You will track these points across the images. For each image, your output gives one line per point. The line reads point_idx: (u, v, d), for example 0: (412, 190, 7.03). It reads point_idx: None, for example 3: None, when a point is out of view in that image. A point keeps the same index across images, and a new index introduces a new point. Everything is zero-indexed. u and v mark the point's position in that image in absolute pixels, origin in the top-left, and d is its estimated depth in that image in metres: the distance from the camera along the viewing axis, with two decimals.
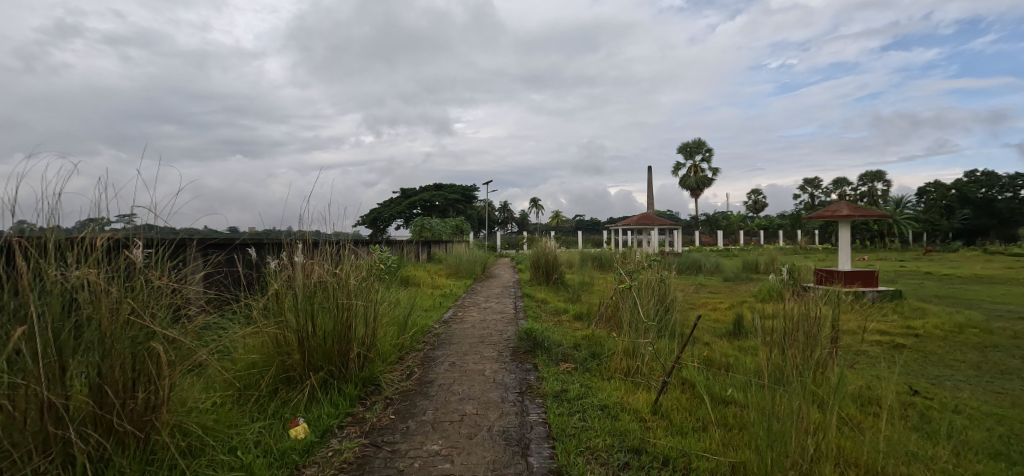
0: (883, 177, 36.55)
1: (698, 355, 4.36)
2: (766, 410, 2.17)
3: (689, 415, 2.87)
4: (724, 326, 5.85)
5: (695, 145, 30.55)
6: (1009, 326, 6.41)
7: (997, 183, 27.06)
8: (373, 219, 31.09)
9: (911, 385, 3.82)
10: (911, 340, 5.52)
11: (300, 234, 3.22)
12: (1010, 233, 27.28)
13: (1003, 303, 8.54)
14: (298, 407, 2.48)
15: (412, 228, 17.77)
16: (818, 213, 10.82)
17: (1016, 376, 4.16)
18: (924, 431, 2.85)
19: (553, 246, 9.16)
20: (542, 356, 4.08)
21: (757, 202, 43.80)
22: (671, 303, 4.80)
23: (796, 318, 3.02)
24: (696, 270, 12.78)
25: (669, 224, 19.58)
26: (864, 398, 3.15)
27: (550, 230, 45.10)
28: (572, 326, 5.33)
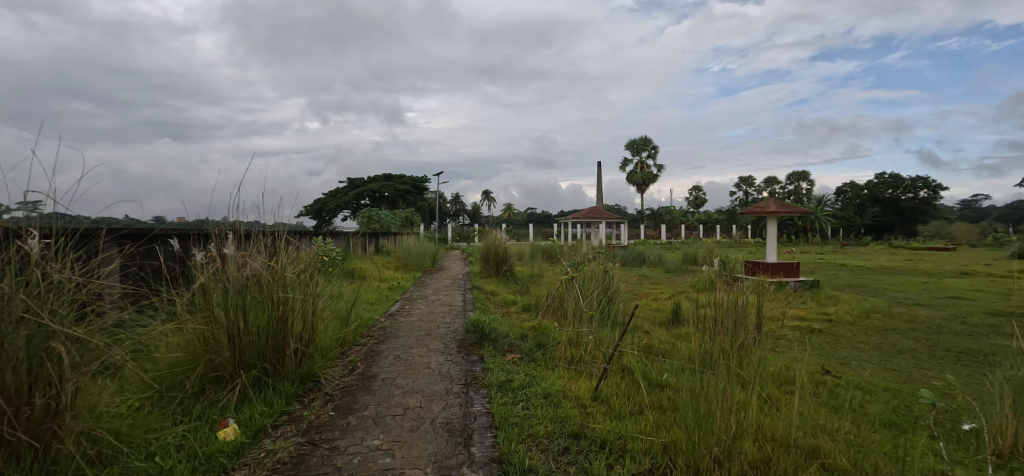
0: (807, 177, 39.51)
1: (637, 343, 4.55)
2: (695, 394, 2.31)
3: (627, 400, 2.99)
4: (663, 315, 6.13)
5: (643, 142, 31.44)
6: (907, 311, 7.16)
7: (902, 184, 29.96)
8: (318, 210, 29.90)
9: (823, 365, 4.19)
10: (825, 324, 6.06)
11: (231, 225, 3.02)
12: (910, 230, 30.38)
13: (903, 291, 9.49)
14: (227, 409, 2.33)
15: (360, 219, 17.16)
16: (751, 209, 11.51)
17: (909, 354, 4.67)
18: (831, 406, 3.15)
19: (503, 239, 9.20)
20: (489, 347, 4.10)
21: (697, 198, 46.04)
22: (615, 293, 4.97)
23: (727, 306, 3.24)
24: (640, 262, 13.29)
25: (617, 218, 20.17)
26: (783, 378, 3.41)
27: (501, 223, 45.16)
28: (520, 318, 5.39)
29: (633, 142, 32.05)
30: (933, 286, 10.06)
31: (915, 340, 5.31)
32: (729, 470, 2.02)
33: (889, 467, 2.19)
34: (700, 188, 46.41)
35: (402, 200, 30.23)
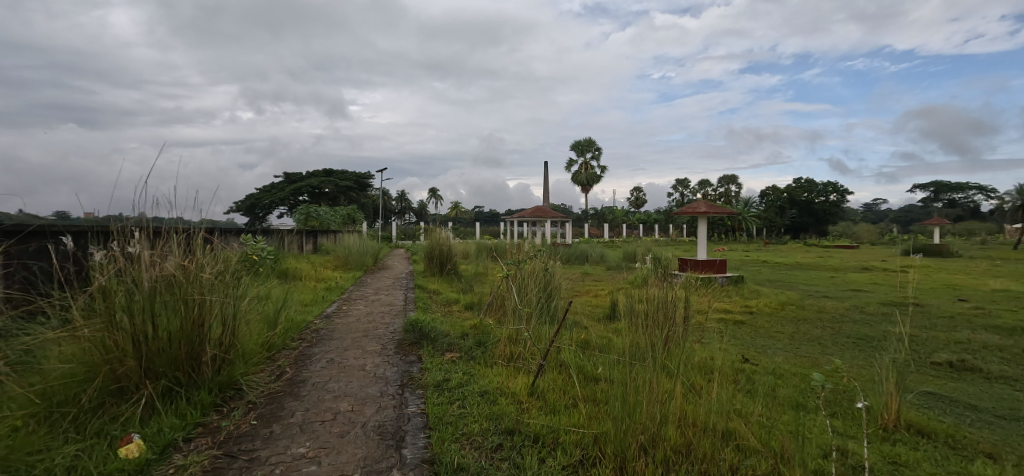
0: (734, 179, 42.26)
1: (575, 339, 4.66)
2: (626, 387, 2.44)
3: (562, 393, 3.06)
4: (602, 310, 6.31)
5: (587, 143, 32.23)
6: (817, 303, 7.85)
7: (815, 188, 32.83)
8: (250, 206, 28.12)
9: (743, 354, 4.50)
10: (747, 316, 6.52)
11: (137, 221, 2.74)
12: (821, 230, 33.36)
13: (815, 285, 10.39)
14: (130, 423, 2.12)
15: (296, 215, 16.29)
16: (685, 209, 12.12)
17: (817, 342, 5.13)
18: (747, 392, 3.39)
19: (447, 237, 9.09)
20: (428, 347, 4.03)
21: (635, 198, 47.92)
22: (554, 290, 5.05)
23: (657, 301, 3.40)
24: (583, 260, 13.62)
25: (562, 217, 20.52)
26: (706, 367, 3.63)
27: (446, 221, 44.63)
28: (462, 316, 5.34)
29: (577, 144, 32.76)
30: (839, 280, 11.10)
31: (823, 328, 5.84)
32: (653, 456, 2.15)
33: (795, 446, 2.40)
34: (639, 188, 48.32)
35: (343, 196, 29.07)
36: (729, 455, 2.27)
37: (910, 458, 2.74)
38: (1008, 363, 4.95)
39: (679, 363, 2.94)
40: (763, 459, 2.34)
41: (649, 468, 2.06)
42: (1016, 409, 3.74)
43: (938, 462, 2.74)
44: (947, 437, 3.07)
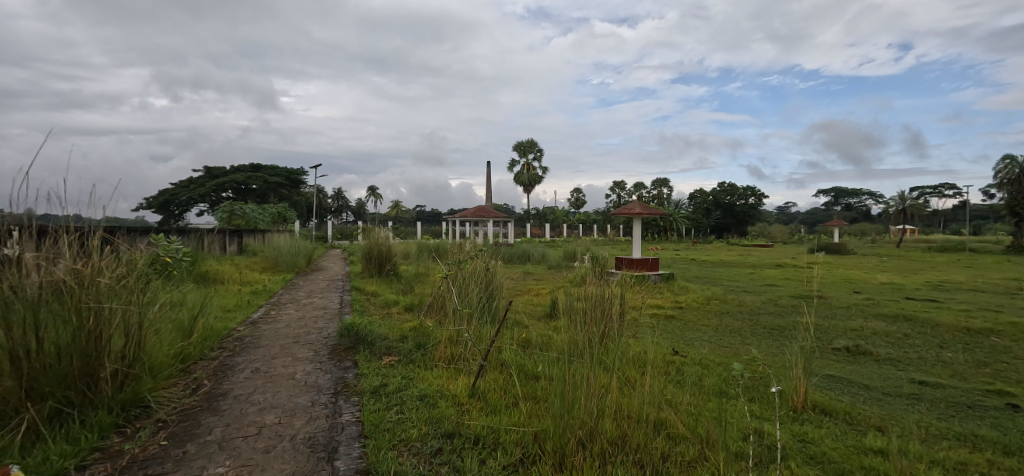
0: (665, 182, 44.47)
1: (515, 338, 4.68)
2: (564, 383, 2.50)
3: (502, 393, 3.05)
4: (543, 309, 6.40)
5: (529, 144, 32.59)
6: (738, 297, 8.44)
7: (737, 192, 35.29)
8: (165, 203, 25.80)
9: (673, 346, 4.74)
10: (676, 311, 6.88)
11: (18, 219, 2.40)
12: (742, 230, 35.92)
13: (737, 281, 11.16)
14: (8, 453, 1.85)
15: (219, 213, 15.12)
16: (621, 210, 12.55)
17: (739, 333, 5.50)
18: (677, 382, 3.56)
19: (387, 237, 8.80)
20: (364, 351, 3.88)
21: (575, 199, 49.06)
22: (495, 289, 5.06)
23: (594, 299, 3.49)
24: (525, 259, 13.75)
25: (504, 218, 20.55)
26: (640, 360, 3.78)
27: (386, 220, 43.34)
28: (401, 318, 5.20)
29: (519, 145, 33.00)
30: (757, 276, 12.01)
31: (744, 320, 6.27)
32: (591, 449, 2.22)
33: (719, 431, 2.56)
34: (578, 189, 49.62)
35: (273, 193, 27.38)
36: (660, 444, 2.38)
37: (815, 435, 3.01)
38: (893, 346, 5.58)
39: (616, 358, 3.03)
40: (691, 445, 2.49)
41: (587, 461, 2.11)
42: (901, 386, 4.23)
43: (838, 437, 3.03)
44: (845, 413, 3.40)
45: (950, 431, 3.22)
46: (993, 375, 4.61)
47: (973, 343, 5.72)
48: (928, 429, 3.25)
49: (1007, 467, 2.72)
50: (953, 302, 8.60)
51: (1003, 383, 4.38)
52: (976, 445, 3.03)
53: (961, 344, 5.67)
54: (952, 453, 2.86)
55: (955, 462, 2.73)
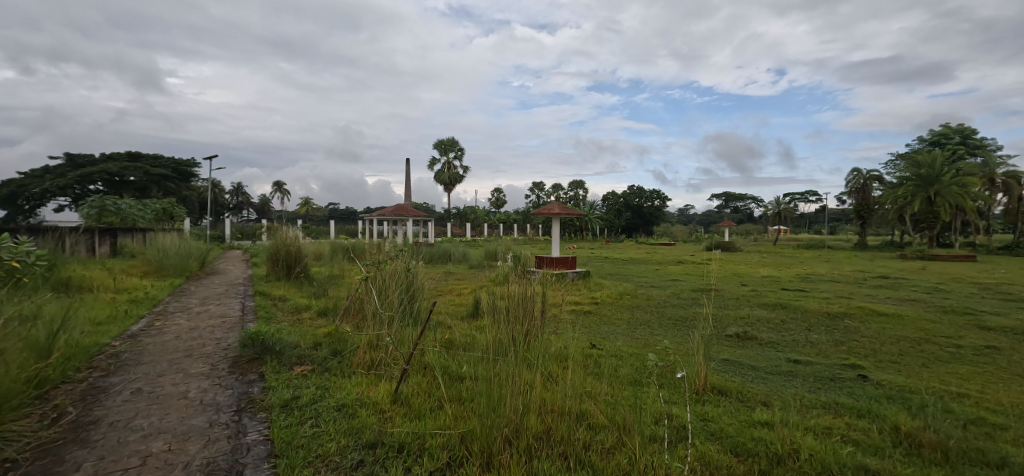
0: (581, 184, 46.30)
1: (437, 339, 4.56)
2: (490, 382, 2.49)
3: (426, 396, 2.96)
4: (465, 308, 6.30)
5: (451, 142, 32.20)
6: (648, 292, 8.98)
7: (645, 194, 37.67)
8: (14, 195, 21.93)
9: (590, 340, 4.90)
10: (593, 306, 7.15)
11: None
12: (650, 230, 38.42)
13: (646, 277, 11.87)
14: None
15: (87, 209, 13.13)
16: (540, 210, 12.80)
17: (649, 325, 5.85)
18: (596, 374, 3.68)
19: (295, 237, 8.16)
20: (272, 362, 3.54)
21: (495, 199, 49.38)
22: (416, 290, 4.89)
23: (518, 297, 3.50)
24: (446, 259, 13.54)
25: (423, 217, 20.07)
26: (561, 355, 3.86)
27: (294, 219, 40.55)
28: (314, 324, 4.83)
29: (439, 143, 32.45)
30: (662, 272, 12.89)
31: (653, 313, 6.69)
32: (517, 446, 2.23)
33: (634, 417, 2.68)
34: (498, 189, 50.01)
35: (157, 187, 24.37)
36: (581, 434, 2.43)
37: (714, 414, 3.26)
38: (774, 331, 6.24)
39: (539, 354, 3.06)
40: (610, 433, 2.57)
41: (513, 458, 2.11)
42: (781, 365, 4.72)
43: (732, 414, 3.30)
44: (737, 392, 3.73)
45: (819, 401, 3.65)
46: (847, 351, 5.32)
47: (834, 325, 6.57)
48: (802, 400, 3.65)
49: (861, 428, 3.13)
50: (820, 291, 9.84)
51: (856, 357, 5.07)
52: (837, 411, 3.46)
53: (826, 326, 6.52)
54: (821, 419, 3.24)
55: (824, 427, 3.10)
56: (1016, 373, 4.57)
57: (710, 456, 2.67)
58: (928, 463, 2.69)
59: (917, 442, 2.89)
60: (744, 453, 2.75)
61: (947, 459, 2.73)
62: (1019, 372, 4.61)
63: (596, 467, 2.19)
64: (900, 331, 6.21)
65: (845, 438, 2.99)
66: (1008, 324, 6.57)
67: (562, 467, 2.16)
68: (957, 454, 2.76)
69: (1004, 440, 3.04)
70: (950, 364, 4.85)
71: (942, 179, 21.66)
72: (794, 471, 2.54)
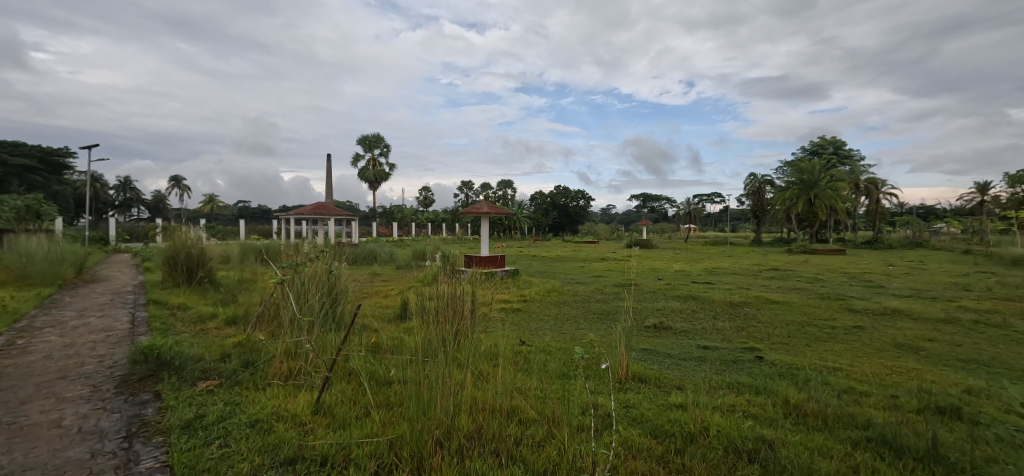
0: (509, 184, 46.71)
1: (361, 343, 4.33)
2: (420, 383, 2.48)
3: (352, 405, 2.82)
4: (392, 311, 6.06)
5: (375, 139, 31.09)
6: (574, 288, 9.21)
7: (571, 194, 38.80)
8: None
9: (519, 337, 4.91)
10: (522, 304, 7.20)
11: None
12: (575, 229, 39.62)
13: (572, 273, 12.18)
14: None
15: None
16: (469, 209, 12.68)
17: (576, 320, 5.97)
18: (525, 370, 3.69)
19: (197, 238, 7.38)
20: (170, 378, 3.15)
21: (422, 199, 48.37)
22: (338, 293, 4.61)
23: (446, 296, 3.41)
24: (371, 260, 12.99)
25: (346, 217, 19.13)
26: (492, 353, 3.82)
27: (197, 218, 36.98)
28: (221, 334, 4.39)
29: (363, 138, 31.08)
30: (587, 269, 13.31)
31: (578, 308, 6.86)
32: (449, 447, 2.25)
33: (562, 409, 2.75)
34: (426, 188, 49.09)
35: (20, 181, 21.00)
36: (512, 430, 2.48)
37: (635, 400, 3.38)
38: (687, 320, 6.67)
39: (470, 354, 3.02)
40: (540, 426, 2.61)
41: (446, 459, 2.12)
42: (693, 352, 5.03)
43: (651, 399, 3.44)
44: (656, 379, 3.91)
45: (724, 381, 3.92)
46: (747, 336, 5.80)
47: (737, 313, 7.14)
48: (710, 382, 3.91)
49: (758, 403, 3.41)
50: (725, 282, 10.68)
51: (754, 341, 5.54)
52: (739, 389, 3.74)
53: (731, 314, 7.08)
54: (726, 398, 3.49)
55: (728, 405, 3.34)
56: (877, 347, 5.24)
57: (632, 440, 2.77)
58: (811, 430, 3.00)
59: (803, 412, 3.20)
60: (661, 435, 2.88)
61: (826, 425, 3.05)
62: (880, 346, 5.29)
63: (527, 461, 2.26)
64: (789, 316, 6.89)
65: (746, 413, 3.23)
66: (873, 306, 7.54)
67: (495, 463, 2.19)
68: (834, 419, 3.09)
69: (870, 404, 3.46)
70: (828, 342, 5.45)
71: (819, 184, 24.67)
72: (704, 447, 2.72)
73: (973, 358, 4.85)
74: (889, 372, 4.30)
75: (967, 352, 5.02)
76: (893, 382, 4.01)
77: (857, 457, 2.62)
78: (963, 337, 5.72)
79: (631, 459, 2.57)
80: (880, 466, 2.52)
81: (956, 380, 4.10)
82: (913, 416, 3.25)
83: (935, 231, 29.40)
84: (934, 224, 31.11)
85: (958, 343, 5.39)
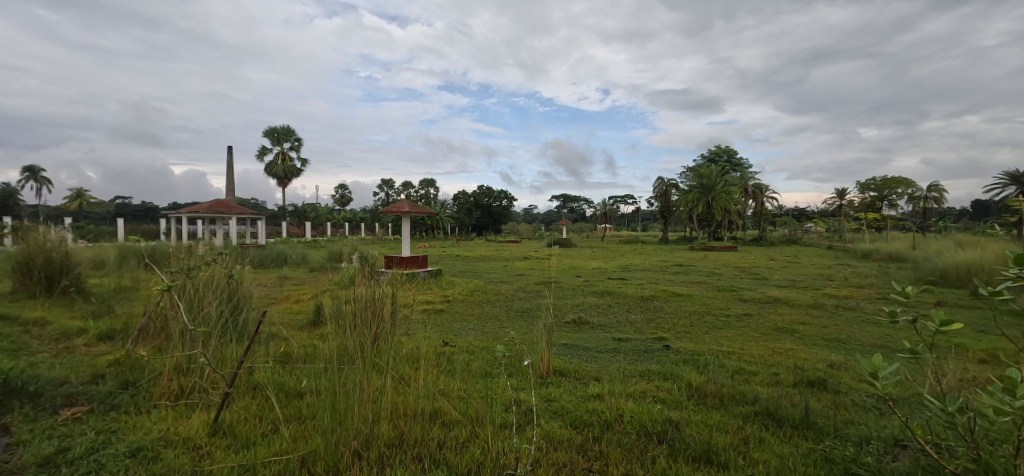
0: (431, 183, 45.94)
1: (268, 353, 3.94)
2: (333, 391, 2.37)
3: (257, 422, 2.60)
4: (304, 317, 5.62)
5: (285, 131, 29.02)
6: (497, 287, 9.19)
7: (494, 194, 38.95)
8: None
9: (442, 338, 4.77)
10: (445, 305, 7.04)
11: None
12: (499, 229, 39.84)
13: (495, 273, 12.18)
14: None
15: None
16: (389, 209, 12.19)
17: (499, 319, 5.92)
18: (448, 372, 3.57)
19: (60, 239, 6.32)
20: (23, 408, 2.63)
21: (339, 197, 46.00)
22: (240, 300, 4.18)
23: (364, 299, 3.22)
24: (280, 263, 12.02)
25: (252, 215, 17.61)
26: (414, 356, 3.65)
27: (65, 215, 32.06)
28: (93, 352, 3.78)
29: (271, 130, 28.79)
30: (510, 268, 13.40)
31: (501, 307, 6.86)
32: (367, 457, 2.15)
33: (486, 408, 2.71)
34: (342, 186, 46.75)
35: None
36: (435, 432, 2.40)
37: (556, 393, 3.40)
38: (603, 315, 6.93)
39: (389, 358, 2.87)
40: (464, 427, 2.55)
41: (364, 469, 2.03)
42: (608, 344, 5.22)
43: (570, 392, 3.49)
44: (575, 372, 3.97)
45: (636, 370, 4.08)
46: (655, 327, 6.13)
47: (647, 306, 7.55)
48: (624, 371, 4.05)
49: (665, 388, 3.57)
50: (637, 278, 11.28)
51: (661, 331, 5.86)
52: (648, 377, 3.91)
53: (642, 308, 7.46)
54: (637, 385, 3.62)
55: (639, 391, 3.47)
56: (762, 332, 5.79)
57: (553, 432, 2.77)
58: (710, 408, 3.20)
59: (703, 393, 3.41)
60: (581, 425, 2.92)
61: (721, 403, 3.28)
62: (764, 330, 5.85)
63: (450, 463, 2.19)
64: (692, 307, 7.42)
65: (655, 398, 3.38)
66: (759, 296, 8.36)
67: (416, 469, 2.11)
68: (728, 397, 3.33)
69: (757, 382, 3.80)
70: (723, 329, 5.93)
71: (716, 189, 26.91)
72: (619, 433, 2.78)
73: (835, 337, 5.52)
74: (772, 353, 4.75)
75: (830, 332, 5.72)
76: (774, 361, 4.44)
77: (746, 429, 2.84)
78: (828, 319, 6.51)
79: (553, 451, 2.57)
80: (766, 436, 2.76)
81: (822, 357, 4.62)
82: (789, 390, 3.61)
83: (806, 230, 33.61)
84: (806, 223, 35.52)
85: (822, 325, 6.12)
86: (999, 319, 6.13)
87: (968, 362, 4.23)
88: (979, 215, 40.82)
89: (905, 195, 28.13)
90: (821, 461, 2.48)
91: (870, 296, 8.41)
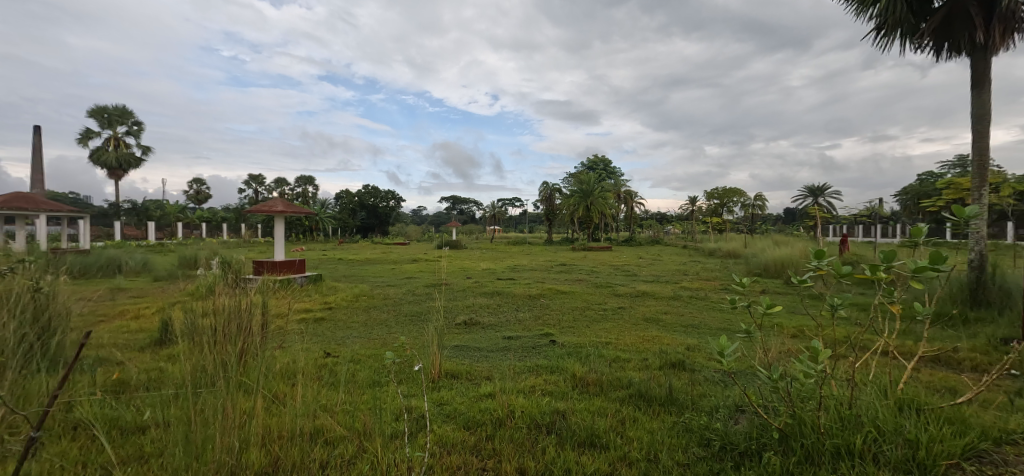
0: (310, 180, 42.62)
1: (93, 383, 3.17)
2: (185, 419, 1.96)
3: (78, 472, 2.09)
4: (146, 336, 4.72)
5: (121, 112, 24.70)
6: (383, 291, 8.73)
7: (380, 194, 37.32)
8: None
9: (322, 349, 4.33)
10: (326, 312, 6.47)
11: None
12: (385, 230, 38.30)
13: (381, 276, 11.62)
14: None
15: None
16: (257, 208, 10.93)
17: (387, 324, 5.58)
18: (330, 384, 3.22)
19: None
20: None
21: (195, 193, 40.34)
22: (52, 320, 3.34)
23: (228, 312, 2.75)
24: (114, 271, 10.08)
25: (75, 212, 14.59)
26: (288, 371, 3.23)
27: None
28: None
29: (99, 110, 24.28)
30: (396, 271, 12.90)
31: (387, 311, 6.50)
32: None
33: (374, 419, 2.46)
34: (200, 181, 41.12)
35: None
36: (316, 452, 2.11)
37: (448, 396, 3.23)
38: (493, 314, 6.92)
39: (259, 374, 2.48)
40: (349, 443, 2.29)
41: None
42: (499, 343, 5.19)
43: (463, 393, 3.34)
44: (466, 373, 3.84)
45: (526, 366, 4.08)
46: (542, 323, 6.28)
47: (534, 304, 7.72)
48: (514, 368, 4.03)
49: (553, 380, 3.62)
50: (524, 278, 11.55)
51: (548, 327, 6.01)
52: (537, 372, 3.93)
53: (528, 306, 7.61)
54: (527, 381, 3.61)
55: (529, 386, 3.46)
56: (633, 322, 6.25)
57: (446, 436, 2.60)
58: (593, 396, 3.30)
59: (586, 382, 3.50)
60: (474, 426, 2.79)
61: (603, 390, 3.40)
62: (635, 321, 6.33)
63: None
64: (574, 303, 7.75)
65: (543, 391, 3.39)
66: (630, 290, 9.07)
67: None
68: (608, 384, 3.46)
69: (631, 368, 4.04)
70: (601, 322, 6.27)
71: (593, 193, 28.95)
72: (511, 429, 2.71)
73: (690, 323, 6.15)
74: (642, 341, 5.12)
75: (686, 319, 6.37)
76: (644, 348, 4.78)
77: (623, 411, 2.96)
78: (684, 308, 7.28)
79: (446, 455, 2.41)
80: (640, 415, 2.89)
81: (680, 341, 5.10)
82: (657, 372, 3.89)
83: (665, 232, 37.82)
84: (665, 226, 39.99)
85: (680, 313, 6.81)
86: (804, 301, 7.42)
87: (786, 338, 5.00)
88: (791, 220, 49.78)
89: (740, 203, 33.13)
90: (682, 432, 2.62)
91: (716, 286, 9.62)
